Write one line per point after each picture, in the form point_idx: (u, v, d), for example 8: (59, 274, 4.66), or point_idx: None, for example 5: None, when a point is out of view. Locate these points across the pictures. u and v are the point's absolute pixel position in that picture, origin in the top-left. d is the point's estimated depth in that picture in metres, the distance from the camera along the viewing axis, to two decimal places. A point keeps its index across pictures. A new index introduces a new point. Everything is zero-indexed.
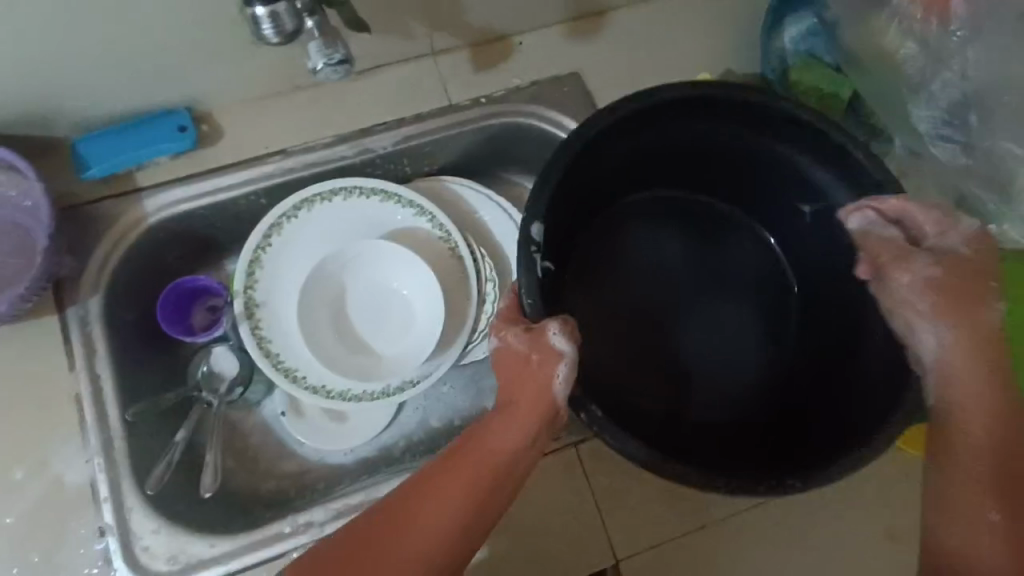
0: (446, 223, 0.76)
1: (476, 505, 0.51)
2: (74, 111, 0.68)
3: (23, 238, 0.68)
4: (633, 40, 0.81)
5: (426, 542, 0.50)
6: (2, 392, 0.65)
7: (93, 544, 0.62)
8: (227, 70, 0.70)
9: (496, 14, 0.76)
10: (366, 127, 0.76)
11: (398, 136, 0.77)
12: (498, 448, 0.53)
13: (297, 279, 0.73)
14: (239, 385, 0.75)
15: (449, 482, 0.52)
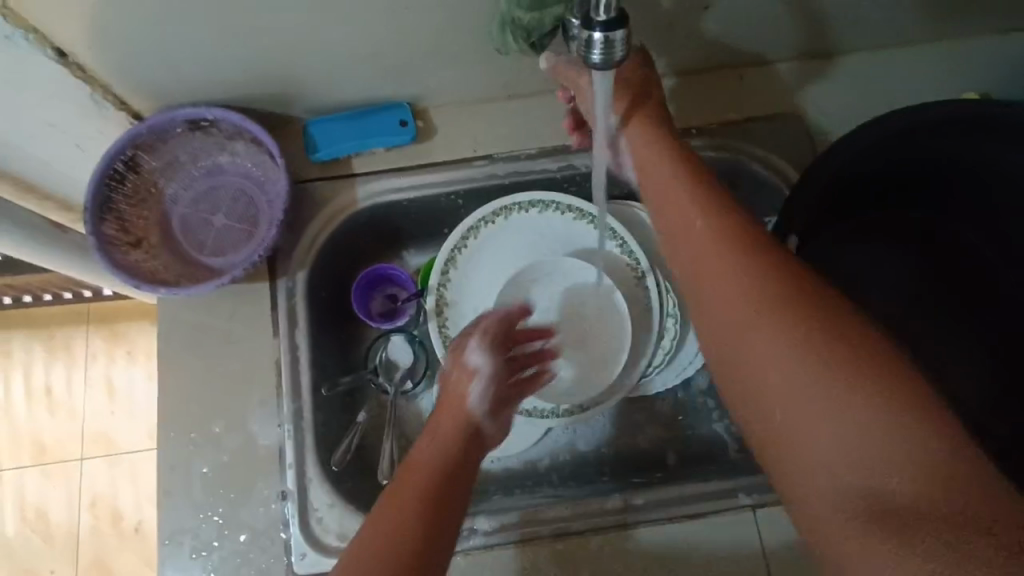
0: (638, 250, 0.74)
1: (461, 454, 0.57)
2: (312, 97, 0.71)
3: (248, 206, 0.73)
4: (865, 87, 0.76)
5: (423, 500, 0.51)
6: (214, 346, 0.69)
7: (273, 505, 0.65)
8: (455, 74, 0.72)
9: (729, 48, 0.73)
10: (572, 144, 0.76)
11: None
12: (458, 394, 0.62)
13: (486, 282, 0.76)
14: (410, 378, 0.76)
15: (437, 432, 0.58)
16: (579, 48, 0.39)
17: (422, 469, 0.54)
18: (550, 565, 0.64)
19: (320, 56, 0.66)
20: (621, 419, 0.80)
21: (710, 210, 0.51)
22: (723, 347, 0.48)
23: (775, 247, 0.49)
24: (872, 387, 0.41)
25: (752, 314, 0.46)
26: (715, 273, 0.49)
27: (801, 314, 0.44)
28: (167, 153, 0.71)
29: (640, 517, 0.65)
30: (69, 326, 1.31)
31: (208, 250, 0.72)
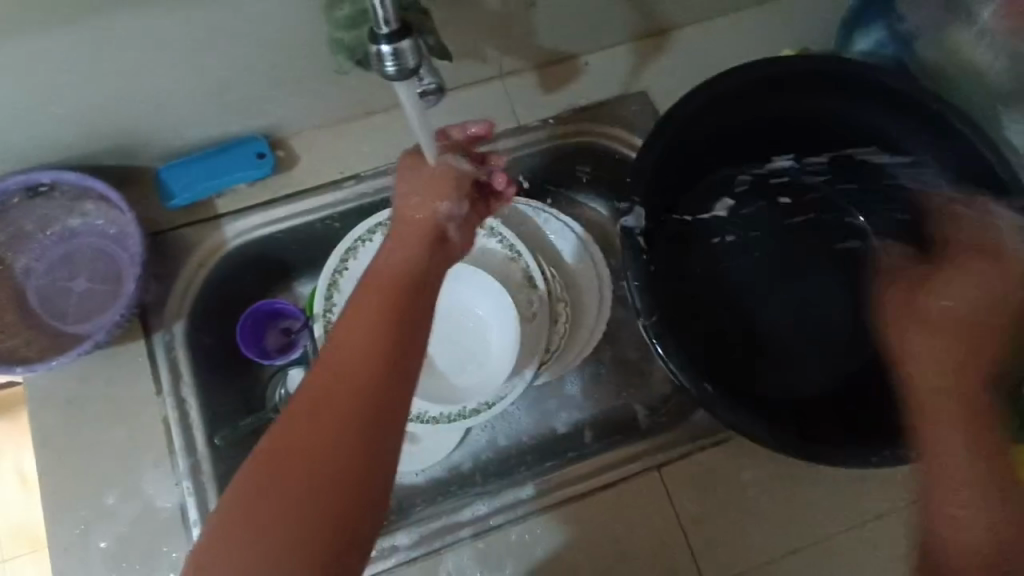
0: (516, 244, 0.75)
1: (394, 348, 0.50)
2: (157, 143, 0.69)
3: (109, 265, 0.70)
4: (701, 56, 0.80)
5: (353, 395, 0.47)
6: (93, 416, 0.66)
7: (183, 566, 0.63)
8: (303, 100, 0.71)
9: (568, 36, 0.76)
10: None
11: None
12: (388, 272, 0.55)
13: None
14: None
15: (367, 313, 0.51)
16: (374, 63, 0.41)
17: (346, 374, 0.48)
18: (475, 565, 0.64)
19: (152, 100, 0.64)
20: (534, 408, 0.81)
21: (370, 389, 0.48)
22: (298, 439, 0.45)
23: (390, 401, 0.48)
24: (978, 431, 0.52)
25: (356, 428, 0.46)
26: (314, 424, 0.46)
27: (332, 405, 0.47)
28: (9, 226, 0.68)
29: (557, 498, 0.67)
30: None
31: (72, 318, 0.69)
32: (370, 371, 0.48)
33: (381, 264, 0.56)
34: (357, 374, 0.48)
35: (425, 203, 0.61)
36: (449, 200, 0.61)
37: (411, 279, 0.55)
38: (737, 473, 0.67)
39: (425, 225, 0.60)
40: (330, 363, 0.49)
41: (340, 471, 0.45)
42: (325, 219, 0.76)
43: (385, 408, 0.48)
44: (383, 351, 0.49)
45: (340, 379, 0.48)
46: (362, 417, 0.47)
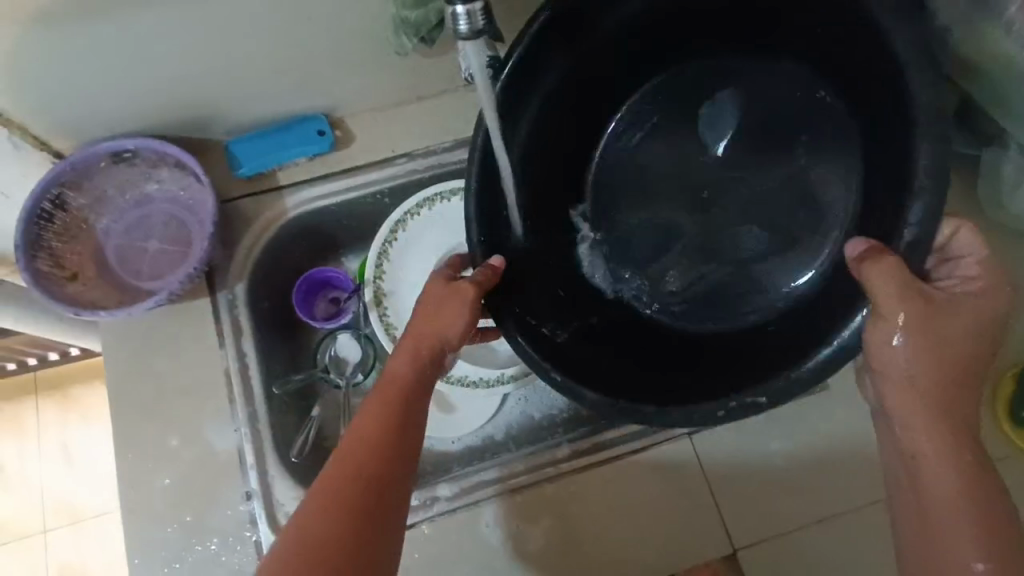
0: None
1: (394, 444, 0.53)
2: (231, 116, 0.75)
3: (180, 229, 0.76)
4: None
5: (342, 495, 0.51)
6: (161, 365, 0.71)
7: (239, 506, 0.67)
8: (364, 81, 0.77)
9: None
10: None
11: None
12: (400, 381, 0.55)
13: (418, 270, 0.80)
14: (361, 370, 0.80)
15: (369, 417, 0.54)
16: (448, 22, 0.46)
17: (354, 469, 0.52)
18: (512, 519, 0.67)
19: (232, 74, 0.70)
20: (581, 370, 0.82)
21: (375, 484, 0.51)
22: (307, 515, 0.50)
23: (390, 488, 0.52)
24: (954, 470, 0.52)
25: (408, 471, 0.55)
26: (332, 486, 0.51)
27: (341, 500, 0.50)
28: (93, 189, 0.74)
29: (592, 460, 0.69)
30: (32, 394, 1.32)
31: (145, 276, 0.75)
32: (379, 462, 0.52)
33: (388, 374, 0.56)
34: (364, 463, 0.52)
35: (434, 321, 0.57)
36: (456, 327, 0.56)
37: (405, 391, 0.55)
38: (767, 443, 0.69)
39: (433, 337, 0.56)
40: (336, 462, 0.52)
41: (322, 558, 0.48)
42: (378, 194, 0.81)
43: (374, 507, 0.51)
44: (387, 442, 0.53)
45: (347, 455, 0.52)
46: (343, 528, 0.49)
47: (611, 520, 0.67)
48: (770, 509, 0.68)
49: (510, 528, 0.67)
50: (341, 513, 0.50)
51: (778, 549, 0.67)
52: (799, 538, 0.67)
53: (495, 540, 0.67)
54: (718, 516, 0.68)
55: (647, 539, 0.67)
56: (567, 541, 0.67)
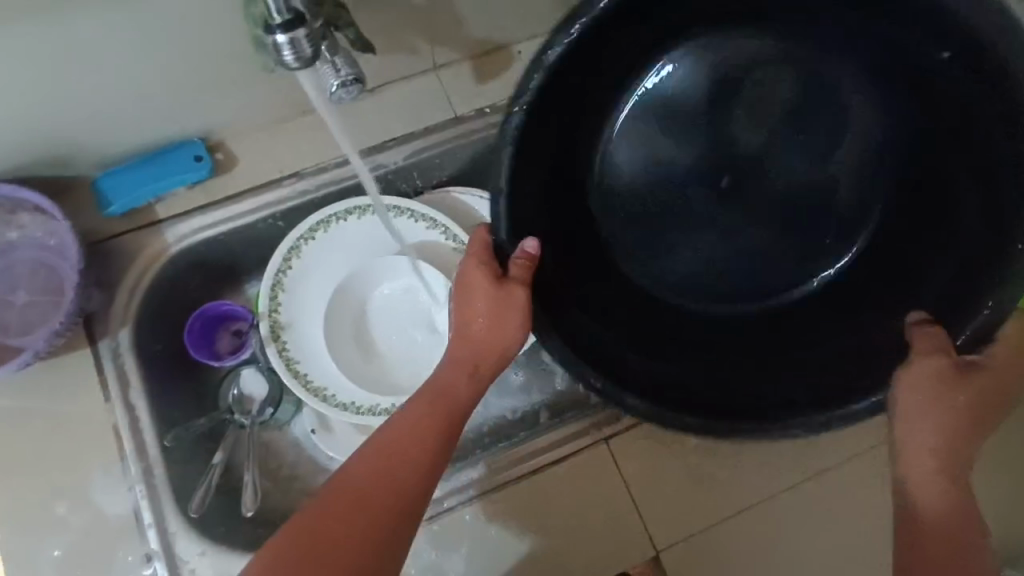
0: (460, 235, 0.78)
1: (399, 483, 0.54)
2: (93, 150, 0.70)
3: (50, 277, 0.70)
4: None
5: (339, 530, 0.52)
6: (39, 427, 0.66)
7: (140, 570, 0.63)
8: (238, 100, 0.72)
9: (499, 27, 0.77)
10: (374, 143, 0.77)
11: (406, 151, 0.78)
12: (446, 396, 0.58)
13: (321, 296, 0.77)
14: (270, 406, 0.76)
15: (380, 453, 0.55)
16: (273, 54, 0.49)
17: (352, 504, 0.53)
18: (432, 547, 0.65)
19: (85, 106, 0.64)
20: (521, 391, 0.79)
21: (373, 523, 0.52)
22: (298, 547, 0.51)
23: (394, 529, 0.53)
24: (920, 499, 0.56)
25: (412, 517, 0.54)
26: (320, 531, 0.52)
27: (332, 537, 0.51)
28: None
29: (510, 477, 0.68)
30: None
31: (15, 331, 0.69)
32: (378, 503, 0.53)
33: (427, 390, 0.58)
34: (362, 500, 0.53)
35: (490, 330, 0.58)
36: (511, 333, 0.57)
37: (458, 409, 0.58)
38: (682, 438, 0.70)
39: (493, 348, 0.58)
40: (339, 490, 0.54)
41: (362, 545, 0.51)
42: (269, 218, 0.77)
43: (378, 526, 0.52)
44: (383, 481, 0.54)
45: (349, 489, 0.54)
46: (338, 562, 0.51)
47: (535, 537, 0.67)
48: (689, 504, 0.68)
49: (431, 557, 0.65)
50: (332, 548, 0.51)
51: (699, 543, 0.67)
52: (718, 530, 0.68)
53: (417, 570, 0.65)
54: (641, 517, 0.68)
55: (573, 551, 0.67)
56: (490, 564, 0.65)
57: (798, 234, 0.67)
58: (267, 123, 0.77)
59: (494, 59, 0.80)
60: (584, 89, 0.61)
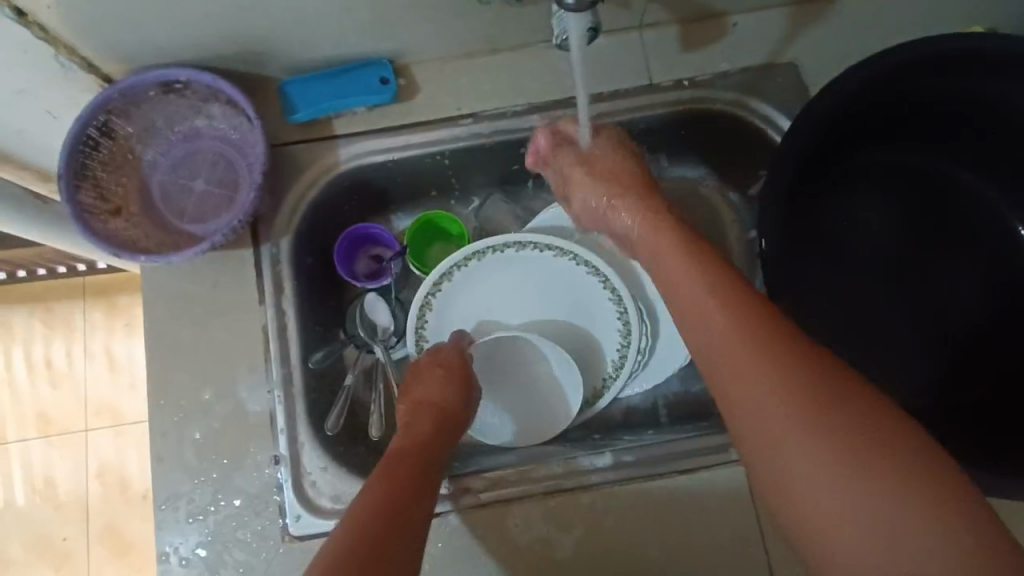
0: (633, 323, 0.74)
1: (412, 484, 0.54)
2: (291, 54, 0.69)
3: (229, 172, 0.72)
4: (870, 34, 0.72)
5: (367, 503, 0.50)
6: (199, 316, 0.69)
7: (267, 470, 0.66)
8: (438, 28, 0.69)
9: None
10: (561, 98, 0.73)
11: (591, 112, 0.72)
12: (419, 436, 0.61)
13: (462, 308, 0.77)
14: (395, 334, 0.77)
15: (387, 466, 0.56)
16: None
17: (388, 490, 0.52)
18: (543, 523, 0.64)
19: (298, 11, 0.63)
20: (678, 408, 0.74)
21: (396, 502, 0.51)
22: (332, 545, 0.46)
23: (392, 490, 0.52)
24: (850, 436, 0.42)
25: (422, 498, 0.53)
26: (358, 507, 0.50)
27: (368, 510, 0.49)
28: (142, 118, 0.69)
29: (623, 477, 0.65)
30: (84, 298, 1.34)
31: (189, 217, 0.71)
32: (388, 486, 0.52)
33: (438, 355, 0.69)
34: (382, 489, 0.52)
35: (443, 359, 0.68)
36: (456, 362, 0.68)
37: (453, 411, 0.65)
38: None
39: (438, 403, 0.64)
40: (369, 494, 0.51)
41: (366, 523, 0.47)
42: (438, 154, 0.75)
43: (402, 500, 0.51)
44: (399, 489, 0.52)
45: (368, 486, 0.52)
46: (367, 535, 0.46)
47: (646, 539, 0.64)
48: None
49: (538, 531, 0.64)
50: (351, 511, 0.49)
51: None
52: None
53: (522, 541, 0.64)
54: (760, 546, 0.64)
55: (683, 563, 0.64)
56: (597, 555, 0.64)
57: (998, 280, 0.69)
58: (456, 56, 0.74)
59: (706, 27, 0.73)
60: (873, 82, 0.58)
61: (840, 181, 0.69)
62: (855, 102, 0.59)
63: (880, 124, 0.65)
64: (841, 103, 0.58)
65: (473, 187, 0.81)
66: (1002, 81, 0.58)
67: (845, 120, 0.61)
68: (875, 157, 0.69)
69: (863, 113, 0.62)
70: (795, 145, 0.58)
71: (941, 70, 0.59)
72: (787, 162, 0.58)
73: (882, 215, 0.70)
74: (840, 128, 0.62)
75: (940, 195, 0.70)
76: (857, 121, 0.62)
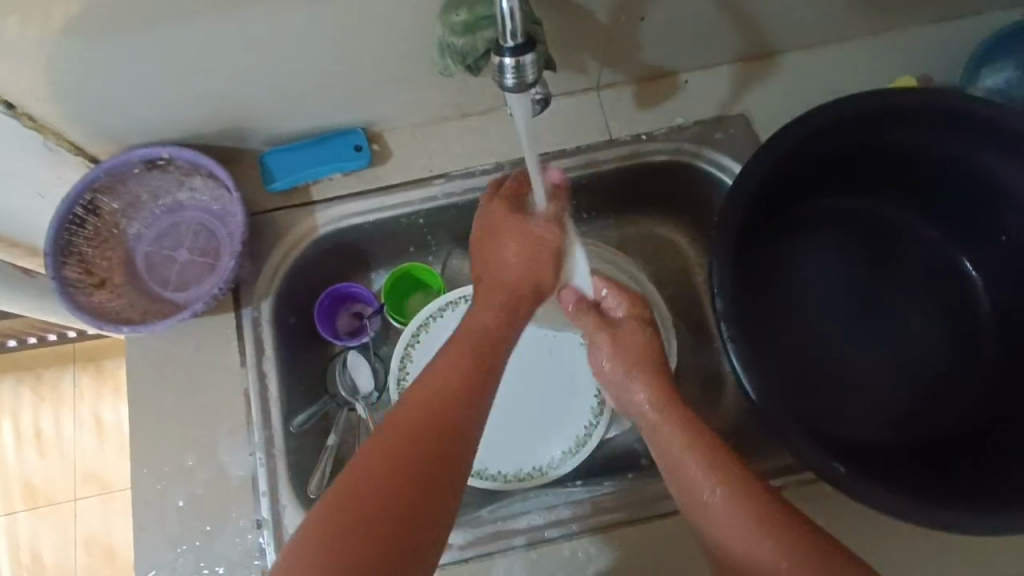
0: None
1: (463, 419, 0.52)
2: (268, 128, 0.73)
3: (210, 240, 0.75)
4: (812, 85, 0.77)
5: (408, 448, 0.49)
6: (182, 382, 0.70)
7: (250, 535, 0.66)
8: (407, 97, 0.73)
9: (673, 55, 0.75)
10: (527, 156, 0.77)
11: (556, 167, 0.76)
12: (479, 328, 0.59)
13: None
14: (376, 389, 0.79)
15: (453, 376, 0.54)
16: (495, 72, 0.47)
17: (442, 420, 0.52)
18: (524, 574, 0.64)
19: (274, 89, 0.67)
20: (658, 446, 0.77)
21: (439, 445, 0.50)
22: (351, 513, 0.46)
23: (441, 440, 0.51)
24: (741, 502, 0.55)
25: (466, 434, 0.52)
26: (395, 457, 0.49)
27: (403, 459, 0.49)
28: (126, 193, 0.73)
29: (600, 524, 0.66)
30: (73, 365, 1.35)
31: (172, 285, 0.74)
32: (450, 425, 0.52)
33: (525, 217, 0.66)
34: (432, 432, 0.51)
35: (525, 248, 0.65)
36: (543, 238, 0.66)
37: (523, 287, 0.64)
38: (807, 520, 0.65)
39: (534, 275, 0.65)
40: (408, 426, 0.51)
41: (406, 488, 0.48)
42: (412, 214, 0.78)
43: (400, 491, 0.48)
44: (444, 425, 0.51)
45: (424, 411, 0.52)
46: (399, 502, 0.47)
47: None
48: None
49: None
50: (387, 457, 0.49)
51: None
52: None
53: None
54: None
55: None
56: None
57: (955, 314, 0.70)
58: (426, 122, 0.78)
59: (660, 85, 0.78)
60: (810, 137, 0.62)
61: (794, 225, 0.72)
62: (796, 154, 0.63)
63: (824, 172, 0.69)
64: (782, 157, 0.62)
65: (450, 241, 0.84)
66: (930, 128, 0.63)
67: (788, 171, 0.65)
68: (825, 201, 0.72)
69: (805, 163, 0.65)
70: (744, 195, 0.61)
71: (874, 121, 0.63)
72: (737, 212, 0.61)
73: (838, 256, 0.73)
74: (785, 178, 0.65)
75: (890, 233, 0.73)
76: (801, 171, 0.66)
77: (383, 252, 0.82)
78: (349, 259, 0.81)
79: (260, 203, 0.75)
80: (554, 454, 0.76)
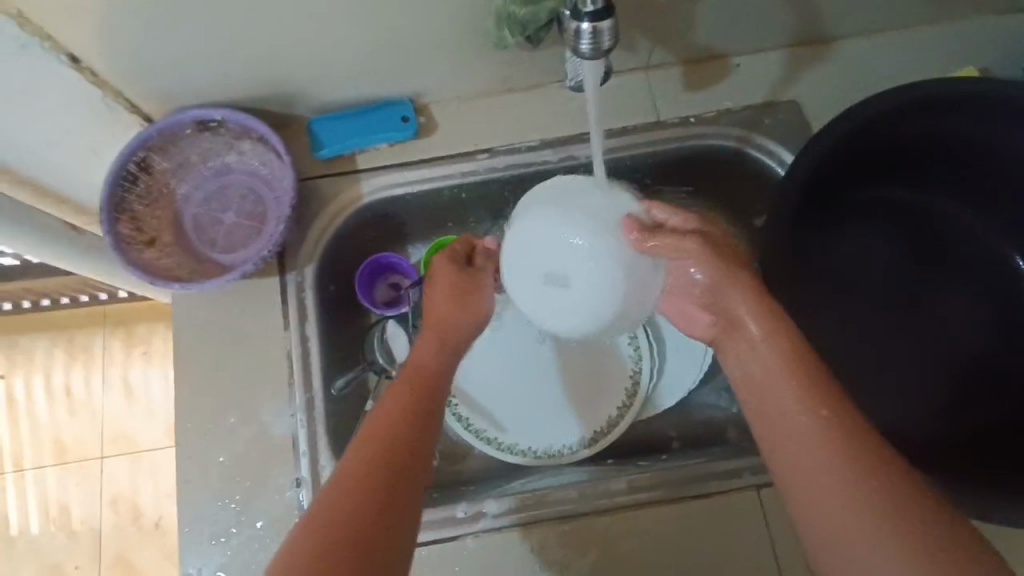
0: None
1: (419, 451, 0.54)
2: (318, 95, 0.74)
3: (256, 204, 0.76)
4: (866, 73, 0.76)
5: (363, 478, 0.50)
6: (227, 341, 0.71)
7: (288, 493, 0.67)
8: (456, 70, 0.73)
9: (727, 37, 0.74)
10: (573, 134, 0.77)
11: (602, 146, 0.76)
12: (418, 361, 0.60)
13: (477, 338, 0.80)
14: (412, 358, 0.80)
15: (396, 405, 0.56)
16: (571, 38, 0.47)
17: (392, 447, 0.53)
18: (557, 546, 0.65)
19: (328, 56, 0.68)
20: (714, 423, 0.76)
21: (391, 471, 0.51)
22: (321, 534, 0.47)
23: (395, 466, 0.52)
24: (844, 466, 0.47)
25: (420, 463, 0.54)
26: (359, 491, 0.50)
27: (362, 487, 0.50)
28: (177, 154, 0.74)
29: (634, 501, 0.66)
30: (106, 326, 1.38)
31: (219, 247, 0.75)
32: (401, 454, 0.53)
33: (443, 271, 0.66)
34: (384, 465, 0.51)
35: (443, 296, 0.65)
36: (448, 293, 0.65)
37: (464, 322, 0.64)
38: None
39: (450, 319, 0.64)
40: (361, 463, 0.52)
41: (365, 520, 0.48)
42: (455, 188, 0.78)
43: (373, 515, 0.49)
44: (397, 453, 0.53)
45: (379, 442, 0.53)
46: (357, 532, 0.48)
47: (658, 562, 0.65)
48: None
49: (552, 554, 0.65)
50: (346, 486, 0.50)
51: None
52: None
53: (536, 565, 0.65)
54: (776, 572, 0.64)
55: None
56: None
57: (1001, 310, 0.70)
58: (474, 96, 0.78)
59: (711, 67, 0.77)
60: (869, 123, 0.61)
61: (842, 214, 0.72)
62: (853, 140, 0.62)
63: (878, 161, 0.68)
64: (838, 143, 0.61)
65: (490, 216, 0.84)
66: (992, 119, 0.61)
67: (843, 158, 0.64)
68: (876, 191, 0.71)
69: (861, 151, 0.65)
70: (799, 181, 0.60)
71: (935, 109, 0.61)
72: (791, 195, 0.60)
73: (886, 247, 0.72)
74: (839, 164, 0.65)
75: (940, 226, 0.72)
76: (856, 159, 0.65)
77: (423, 224, 0.83)
78: (388, 230, 0.82)
79: (307, 170, 0.76)
80: (587, 432, 0.77)
